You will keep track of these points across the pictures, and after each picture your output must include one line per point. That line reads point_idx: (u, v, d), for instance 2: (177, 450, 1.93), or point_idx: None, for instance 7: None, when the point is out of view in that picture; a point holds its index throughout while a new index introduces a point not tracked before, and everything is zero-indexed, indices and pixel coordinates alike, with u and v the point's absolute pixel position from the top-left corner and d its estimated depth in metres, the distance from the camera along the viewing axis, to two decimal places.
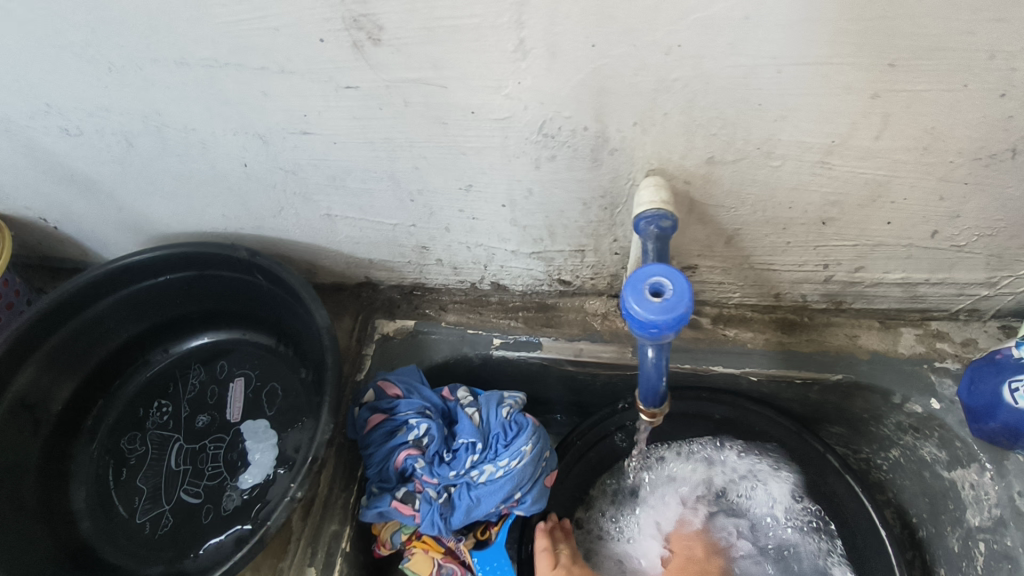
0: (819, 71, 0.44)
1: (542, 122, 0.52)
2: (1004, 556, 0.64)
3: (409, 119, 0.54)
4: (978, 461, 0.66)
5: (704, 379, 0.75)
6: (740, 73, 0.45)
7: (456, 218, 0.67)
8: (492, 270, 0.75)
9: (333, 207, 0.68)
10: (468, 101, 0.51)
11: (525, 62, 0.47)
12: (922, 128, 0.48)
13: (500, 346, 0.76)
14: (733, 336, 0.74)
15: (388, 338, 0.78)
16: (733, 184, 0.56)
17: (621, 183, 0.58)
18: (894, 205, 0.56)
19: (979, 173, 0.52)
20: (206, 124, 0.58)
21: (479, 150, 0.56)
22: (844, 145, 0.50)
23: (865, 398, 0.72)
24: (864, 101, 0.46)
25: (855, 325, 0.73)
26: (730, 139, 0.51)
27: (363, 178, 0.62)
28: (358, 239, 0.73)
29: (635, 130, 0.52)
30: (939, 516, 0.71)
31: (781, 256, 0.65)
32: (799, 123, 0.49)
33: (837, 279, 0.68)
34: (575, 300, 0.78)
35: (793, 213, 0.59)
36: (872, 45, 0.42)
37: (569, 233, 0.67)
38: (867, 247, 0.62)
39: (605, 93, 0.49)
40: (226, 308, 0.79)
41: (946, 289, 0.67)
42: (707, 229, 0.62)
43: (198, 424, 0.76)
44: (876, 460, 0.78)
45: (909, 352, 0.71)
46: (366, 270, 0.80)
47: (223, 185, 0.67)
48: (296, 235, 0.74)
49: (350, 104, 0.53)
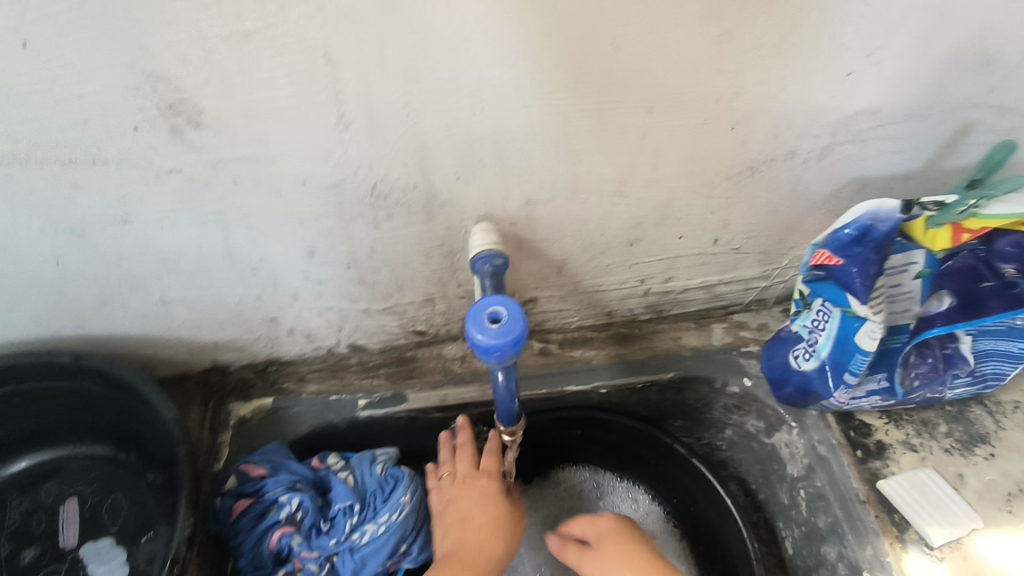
0: (598, 120, 0.54)
1: (373, 184, 0.56)
2: (819, 495, 0.74)
3: (241, 195, 0.55)
4: (786, 422, 0.79)
5: (561, 400, 0.82)
6: (537, 126, 0.53)
7: (303, 285, 0.67)
8: (348, 332, 0.76)
9: (168, 291, 0.65)
10: (298, 171, 0.54)
11: (348, 133, 0.51)
12: (684, 157, 0.59)
13: (366, 406, 0.76)
14: (580, 356, 0.82)
15: (246, 421, 0.76)
16: (551, 221, 0.64)
17: (456, 232, 0.63)
18: (681, 221, 0.67)
19: (734, 188, 0.64)
20: (11, 223, 0.54)
21: (317, 217, 0.59)
22: (631, 177, 0.61)
23: (693, 389, 0.83)
24: (638, 140, 0.56)
25: (677, 328, 0.85)
26: (541, 181, 0.59)
27: (198, 258, 0.61)
28: (200, 321, 0.70)
29: (459, 183, 0.58)
30: (770, 477, 0.83)
31: (605, 277, 0.75)
32: (592, 163, 0.58)
33: (653, 291, 0.79)
34: (433, 348, 0.81)
35: (605, 238, 0.68)
36: (632, 97, 0.52)
37: (416, 284, 0.70)
38: (670, 260, 0.74)
39: (426, 152, 0.54)
40: (49, 422, 0.71)
41: (736, 285, 0.81)
42: (538, 262, 0.70)
43: (22, 561, 0.65)
44: (716, 442, 0.90)
45: (721, 342, 0.84)
46: (212, 354, 0.76)
47: (34, 285, 0.61)
48: (128, 328, 0.69)
49: (175, 186, 0.53)
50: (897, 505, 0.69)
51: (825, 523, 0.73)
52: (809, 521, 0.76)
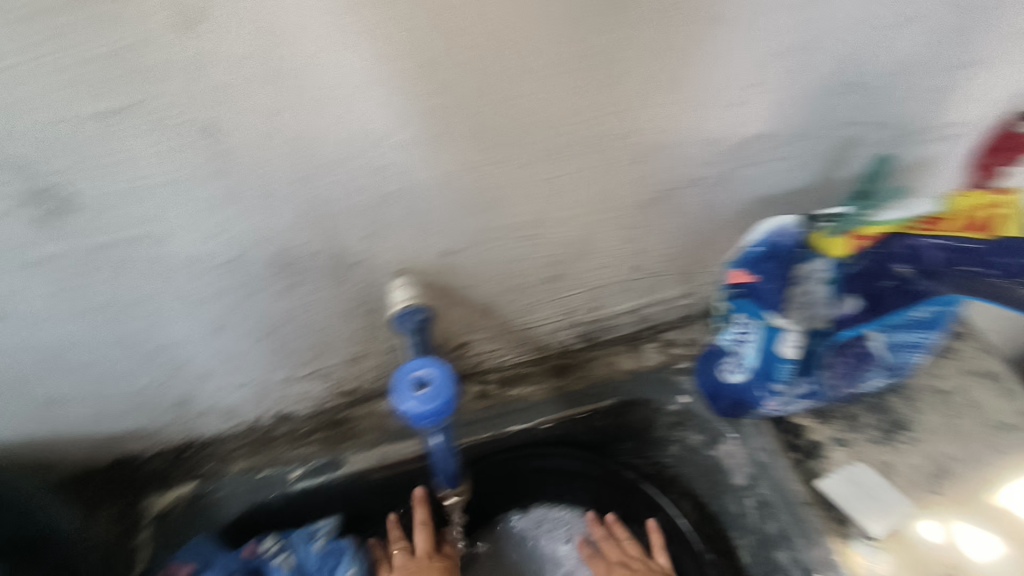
0: (505, 167, 0.53)
1: (277, 253, 0.53)
2: (766, 503, 0.76)
3: (129, 280, 0.51)
4: (724, 434, 0.80)
5: (504, 442, 0.80)
6: (443, 179, 0.52)
7: (214, 362, 0.63)
8: (270, 403, 0.72)
9: (58, 389, 0.59)
10: (191, 248, 0.50)
11: (241, 204, 0.48)
12: (595, 193, 0.60)
13: (299, 477, 0.72)
14: (519, 395, 0.81)
15: (165, 514, 0.70)
16: (471, 267, 0.63)
17: (373, 289, 0.61)
18: (600, 253, 0.68)
19: (646, 217, 0.65)
20: None
21: (219, 293, 0.55)
22: (546, 218, 0.60)
23: (634, 411, 0.83)
24: (548, 182, 0.56)
25: (610, 353, 0.85)
26: (455, 231, 0.58)
27: (89, 350, 0.56)
28: (100, 415, 0.64)
29: (369, 241, 0.55)
30: (717, 488, 0.83)
31: (533, 314, 0.74)
32: (505, 208, 0.57)
33: (583, 321, 0.79)
34: (366, 406, 0.77)
35: (529, 278, 0.67)
36: (534, 141, 0.52)
37: (339, 346, 0.67)
38: (595, 290, 0.74)
39: (330, 216, 0.52)
40: None
41: (662, 306, 0.82)
42: (464, 308, 0.68)
43: None
44: (663, 459, 0.89)
45: (654, 362, 0.85)
46: (120, 447, 0.70)
47: None
48: (15, 434, 0.62)
49: (51, 279, 0.48)
50: (836, 502, 0.72)
51: (775, 529, 0.75)
52: (761, 528, 0.78)
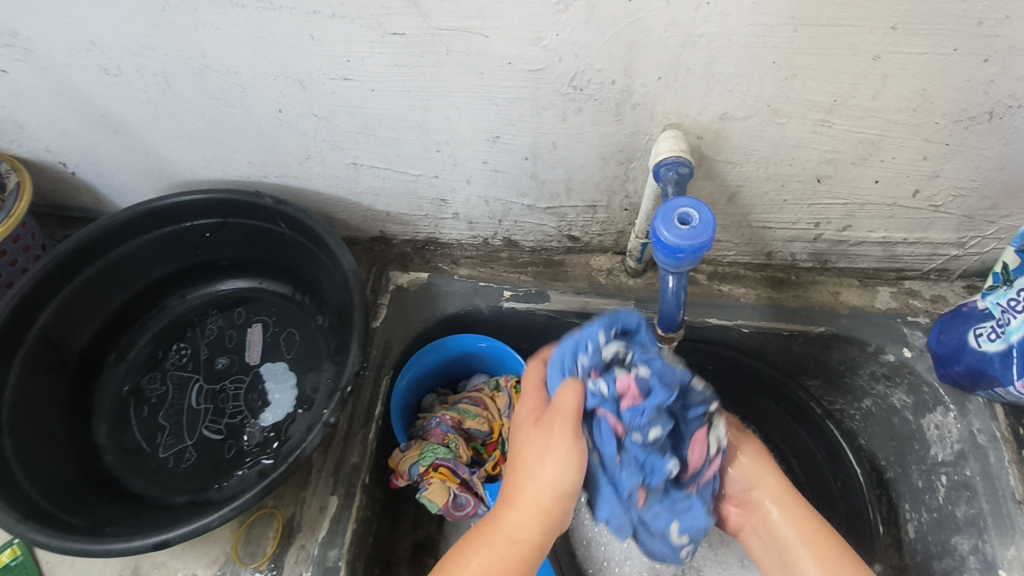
0: (829, 32, 0.50)
1: (574, 74, 0.57)
2: (964, 484, 0.70)
3: (448, 68, 0.58)
4: (942, 403, 0.73)
5: (698, 332, 0.81)
6: (760, 32, 0.50)
7: (479, 169, 0.70)
8: (506, 225, 0.80)
9: (360, 155, 0.71)
10: (508, 50, 0.55)
11: (566, 15, 0.51)
12: (913, 90, 0.54)
13: (510, 297, 0.81)
14: (727, 292, 0.80)
15: (403, 289, 0.82)
16: (741, 140, 0.61)
17: (639, 137, 0.63)
18: (883, 163, 0.62)
19: (959, 135, 0.58)
20: (249, 67, 0.61)
21: (511, 101, 0.61)
22: (844, 104, 0.56)
23: (842, 349, 0.79)
24: (867, 62, 0.52)
25: (838, 283, 0.80)
26: (744, 96, 0.56)
27: (394, 127, 0.66)
28: (379, 189, 0.76)
29: (658, 84, 0.56)
30: (906, 456, 0.78)
31: (777, 213, 0.71)
32: (807, 82, 0.54)
33: (825, 237, 0.74)
34: (581, 257, 0.83)
35: (793, 170, 0.64)
36: (877, 9, 0.48)
37: (584, 188, 0.71)
38: (855, 206, 0.68)
39: (637, 47, 0.53)
40: (244, 256, 0.81)
41: (921, 248, 0.74)
42: (713, 185, 0.68)
43: (217, 365, 0.77)
44: (849, 411, 0.85)
45: (885, 307, 0.78)
46: (383, 224, 0.83)
47: (253, 131, 0.69)
48: (319, 185, 0.77)
49: (394, 50, 0.57)
50: None
51: (964, 513, 0.69)
52: (943, 509, 0.72)
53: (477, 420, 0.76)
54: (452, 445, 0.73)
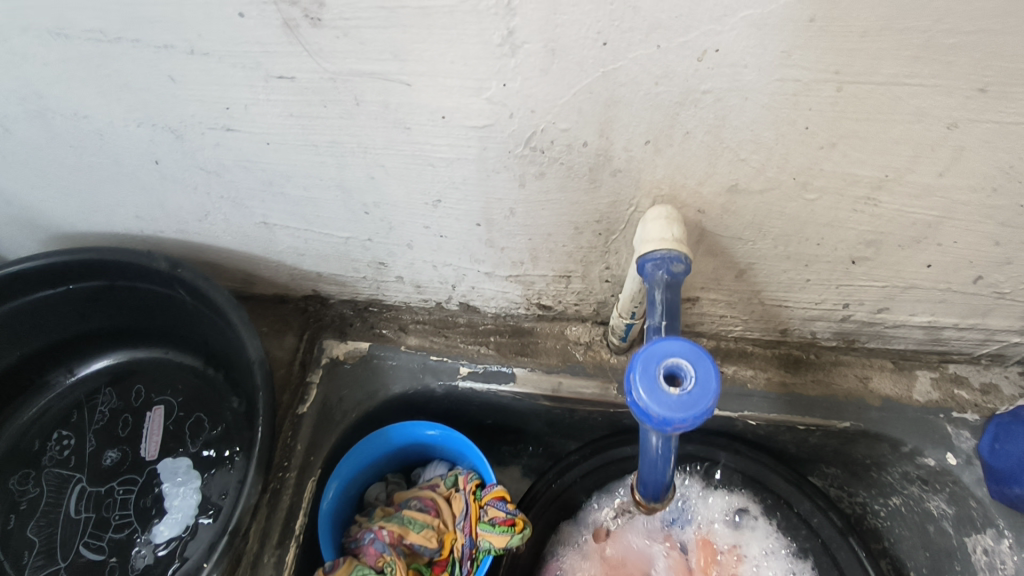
0: (889, 92, 0.35)
1: (531, 134, 0.41)
2: None
3: (361, 122, 0.43)
4: (994, 526, 0.59)
5: (695, 420, 0.67)
6: (790, 90, 0.35)
7: (420, 234, 0.56)
8: (461, 291, 0.65)
9: (270, 214, 0.56)
10: (437, 103, 0.40)
11: (513, 60, 0.36)
12: (997, 166, 0.39)
13: (467, 376, 0.66)
14: (732, 375, 0.65)
15: (338, 363, 0.68)
16: (755, 216, 0.46)
17: (621, 208, 0.48)
18: (941, 247, 0.47)
19: None
20: (103, 111, 0.46)
21: (450, 162, 0.45)
22: (898, 180, 0.41)
23: (869, 445, 0.65)
24: (937, 131, 0.37)
25: (866, 365, 0.65)
26: (762, 166, 0.41)
27: (305, 186, 0.51)
28: (302, 250, 0.61)
29: (645, 149, 0.41)
30: (942, 573, 0.64)
31: (797, 293, 0.56)
32: (850, 152, 0.39)
33: (855, 318, 0.59)
34: (555, 326, 0.68)
35: (821, 250, 0.49)
36: (962, 63, 0.32)
37: (554, 257, 0.56)
38: (897, 289, 0.54)
39: (614, 103, 0.38)
40: (142, 323, 0.67)
41: (974, 334, 0.59)
42: (717, 261, 0.53)
43: (105, 461, 0.63)
44: (873, 505, 0.70)
45: (924, 399, 0.64)
46: (314, 284, 0.68)
47: (131, 183, 0.54)
48: (227, 243, 0.62)
49: (285, 98, 0.42)
50: None
51: None
52: None
53: (423, 533, 0.62)
54: (387, 569, 0.58)
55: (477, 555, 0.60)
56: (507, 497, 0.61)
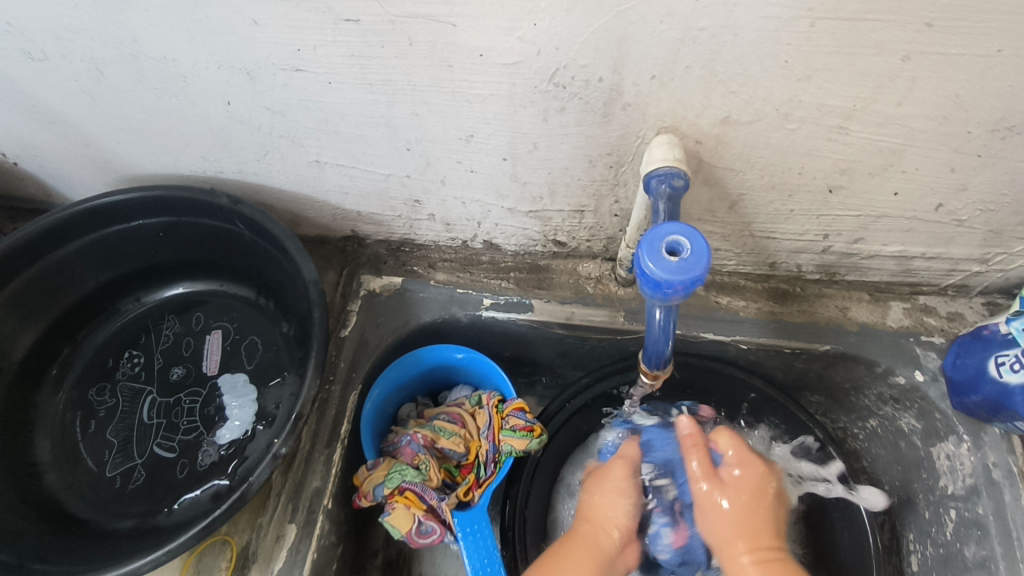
0: (851, 27, 0.42)
1: (555, 70, 0.49)
2: (975, 523, 0.65)
3: (412, 61, 0.51)
4: (955, 433, 0.67)
5: (693, 346, 0.75)
6: (771, 27, 0.43)
7: (454, 170, 0.64)
8: (486, 228, 0.73)
9: (323, 153, 0.64)
10: (478, 41, 0.48)
11: (544, 2, 0.44)
12: (945, 95, 0.47)
13: (490, 306, 0.74)
14: (726, 304, 0.73)
15: (375, 295, 0.76)
16: (745, 147, 0.54)
17: (630, 140, 0.55)
18: (904, 175, 0.55)
19: (993, 146, 0.51)
20: (188, 54, 0.54)
21: (484, 98, 0.53)
22: (864, 110, 0.49)
23: (848, 368, 0.73)
24: (894, 63, 0.45)
25: (846, 297, 0.73)
26: (749, 97, 0.49)
27: (357, 124, 0.59)
28: (347, 189, 0.69)
29: (652, 83, 0.49)
30: (911, 483, 0.72)
31: (783, 224, 0.64)
32: (822, 84, 0.47)
33: (834, 249, 0.67)
34: (568, 262, 0.76)
35: (802, 179, 0.57)
36: (909, 2, 0.40)
37: (570, 192, 0.64)
38: (870, 218, 0.61)
39: (626, 41, 0.46)
40: (202, 257, 0.75)
41: (940, 264, 0.67)
42: (712, 193, 0.61)
43: (172, 377, 0.72)
44: (853, 429, 0.79)
45: (897, 325, 0.72)
46: (353, 224, 0.76)
47: (202, 123, 0.62)
48: (280, 182, 0.70)
49: (349, 39, 0.50)
50: None
51: (974, 554, 0.65)
52: (949, 544, 0.67)
53: (452, 439, 0.71)
54: (423, 466, 0.67)
55: (500, 458, 0.69)
56: (526, 409, 0.70)
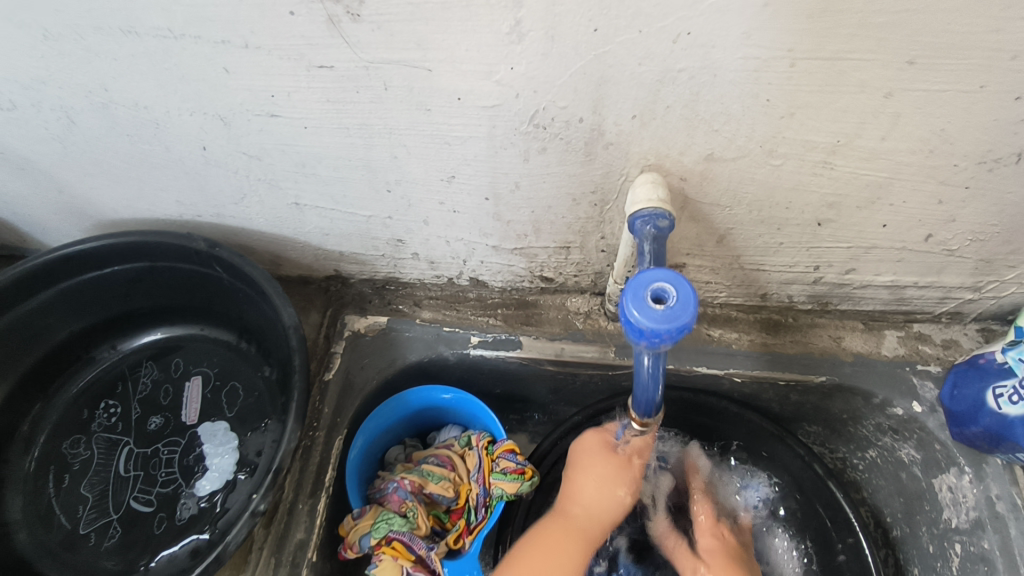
0: (833, 67, 0.42)
1: (534, 112, 0.48)
2: (981, 558, 0.63)
3: (388, 105, 0.50)
4: (956, 464, 0.65)
5: (685, 380, 0.73)
6: (752, 67, 0.42)
7: (435, 210, 0.62)
8: (471, 265, 0.72)
9: (302, 195, 0.63)
10: (455, 85, 0.47)
11: (520, 46, 0.43)
12: (930, 130, 0.46)
13: (478, 344, 0.73)
14: (718, 337, 0.72)
15: (360, 335, 0.74)
16: (730, 183, 0.53)
17: (614, 178, 0.54)
18: (893, 207, 0.54)
19: (981, 178, 0.50)
20: (160, 102, 0.53)
21: (464, 140, 0.52)
22: (850, 145, 0.48)
23: (845, 399, 0.71)
24: (878, 99, 0.44)
25: (839, 326, 0.72)
26: (733, 135, 0.48)
27: (335, 166, 0.58)
28: (327, 229, 0.68)
29: (633, 123, 0.48)
30: (914, 516, 0.71)
31: (772, 256, 0.63)
32: (805, 121, 0.46)
33: (826, 280, 0.66)
34: (557, 297, 0.75)
35: (789, 213, 0.56)
36: (892, 40, 0.39)
37: (555, 229, 0.63)
38: (861, 249, 0.60)
39: (606, 82, 0.45)
40: (181, 301, 0.73)
41: (932, 292, 0.66)
42: (699, 227, 0.60)
43: (150, 426, 0.70)
44: (853, 460, 0.78)
45: (892, 354, 0.70)
46: (336, 264, 0.75)
47: (178, 168, 0.61)
48: (260, 225, 0.68)
49: (323, 85, 0.49)
50: None
51: None
52: None
53: (441, 483, 0.68)
54: (410, 514, 0.65)
55: (492, 502, 0.67)
56: (517, 450, 0.68)
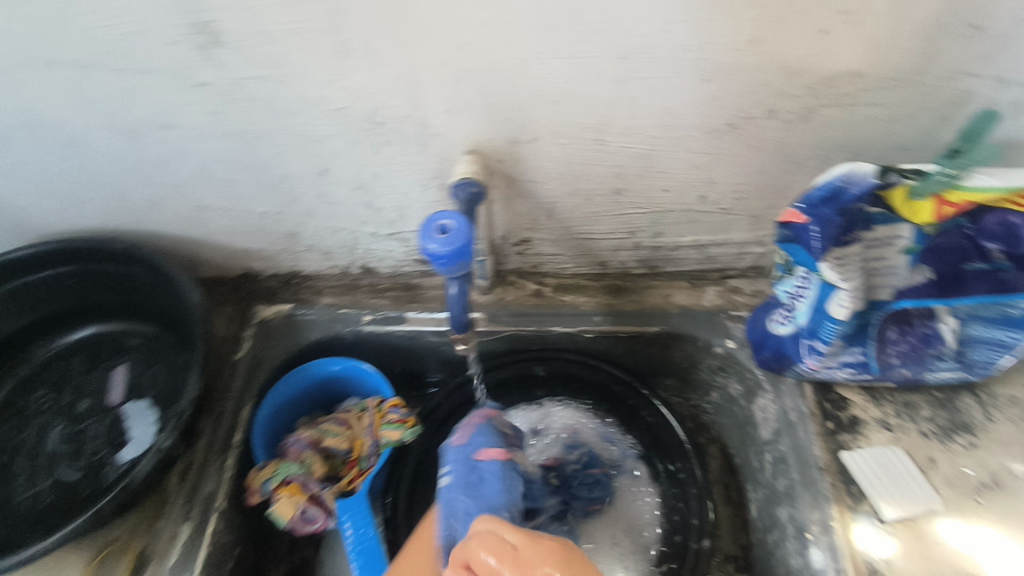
0: (573, 64, 0.58)
1: (372, 111, 0.63)
2: (781, 459, 0.76)
3: (259, 112, 0.64)
4: (762, 386, 0.80)
5: (548, 339, 0.87)
6: (516, 66, 0.58)
7: (317, 203, 0.76)
8: (359, 253, 0.85)
9: (206, 198, 0.76)
10: (307, 93, 0.61)
11: (346, 60, 0.58)
12: (660, 109, 0.62)
13: (369, 321, 0.85)
14: (570, 301, 0.86)
15: (267, 321, 0.86)
16: (535, 162, 0.69)
17: (447, 164, 0.69)
18: (664, 174, 0.70)
19: (716, 145, 0.66)
20: (79, 122, 0.66)
21: (324, 138, 0.67)
22: (610, 124, 0.64)
23: (681, 347, 0.85)
24: (614, 87, 0.60)
25: (669, 286, 0.87)
26: (524, 121, 0.64)
27: (228, 169, 0.71)
28: (232, 228, 0.81)
29: (447, 115, 0.63)
30: (745, 442, 0.83)
31: (594, 226, 0.78)
32: (571, 107, 0.62)
33: (644, 244, 0.82)
34: (436, 278, 0.88)
35: (591, 185, 0.72)
36: (603, 43, 0.56)
37: (417, 213, 0.77)
38: (658, 213, 0.76)
39: (417, 84, 0.60)
40: (107, 299, 0.84)
41: (730, 248, 0.82)
42: (529, 204, 0.75)
43: (79, 407, 0.80)
44: (702, 405, 0.89)
45: (710, 304, 0.85)
46: (246, 261, 0.87)
47: (99, 180, 0.74)
48: (174, 228, 0.81)
49: (206, 99, 0.63)
50: (857, 477, 0.69)
51: (784, 485, 0.74)
52: (771, 485, 0.77)
53: (337, 438, 0.80)
54: (306, 461, 0.76)
55: (380, 449, 0.78)
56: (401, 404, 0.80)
